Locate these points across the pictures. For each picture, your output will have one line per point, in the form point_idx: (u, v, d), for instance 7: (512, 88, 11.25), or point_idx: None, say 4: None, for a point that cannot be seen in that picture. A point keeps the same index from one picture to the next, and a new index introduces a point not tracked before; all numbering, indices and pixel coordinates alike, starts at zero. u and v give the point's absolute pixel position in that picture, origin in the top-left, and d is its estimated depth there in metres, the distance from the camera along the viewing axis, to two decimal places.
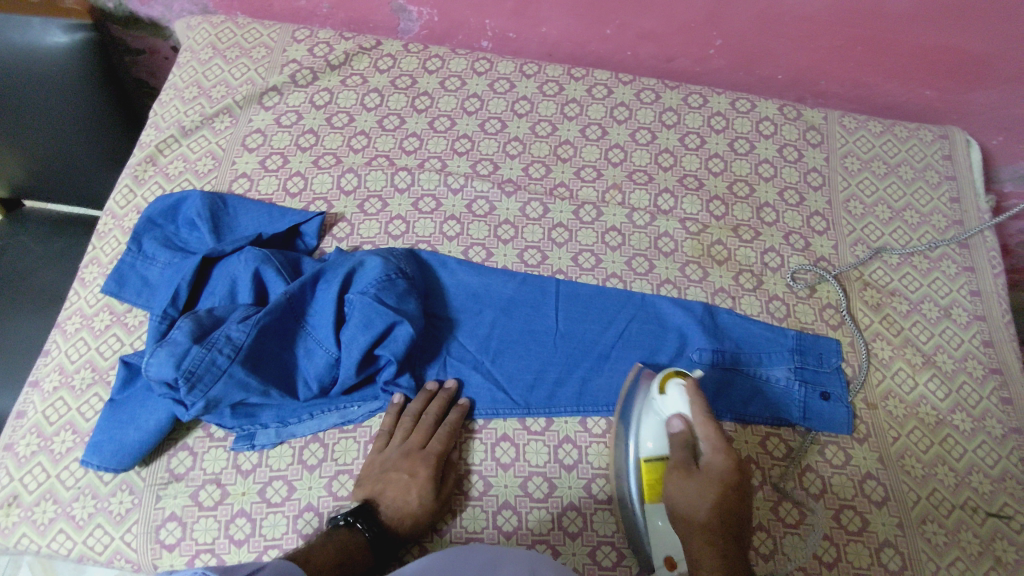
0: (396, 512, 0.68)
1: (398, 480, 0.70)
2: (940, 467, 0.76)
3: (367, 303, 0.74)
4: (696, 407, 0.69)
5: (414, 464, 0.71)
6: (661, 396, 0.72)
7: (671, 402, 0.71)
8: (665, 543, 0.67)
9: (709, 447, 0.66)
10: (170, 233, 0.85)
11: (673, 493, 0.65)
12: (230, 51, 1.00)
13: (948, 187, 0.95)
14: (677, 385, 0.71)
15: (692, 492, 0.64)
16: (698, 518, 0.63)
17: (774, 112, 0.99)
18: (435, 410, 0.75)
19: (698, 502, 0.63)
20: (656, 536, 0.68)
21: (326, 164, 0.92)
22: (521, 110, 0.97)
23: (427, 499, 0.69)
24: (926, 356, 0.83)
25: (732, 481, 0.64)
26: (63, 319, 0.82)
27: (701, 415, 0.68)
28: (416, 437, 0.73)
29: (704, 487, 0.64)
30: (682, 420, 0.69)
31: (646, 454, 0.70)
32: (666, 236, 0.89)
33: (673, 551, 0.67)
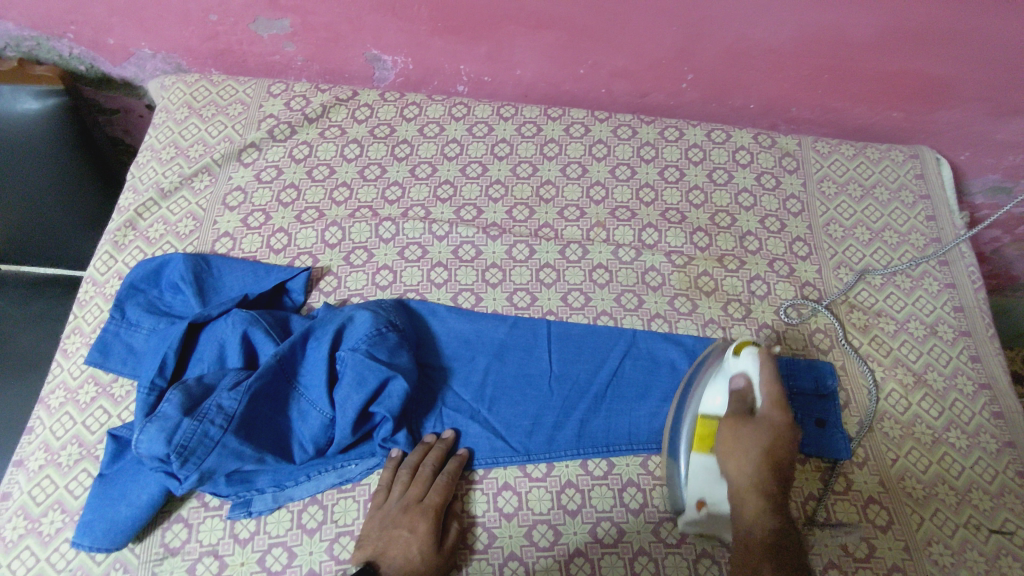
0: (401, 570, 0.67)
1: (399, 537, 0.69)
2: (940, 486, 0.77)
3: (359, 360, 0.74)
4: (768, 375, 0.70)
5: (414, 517, 0.70)
6: (733, 357, 0.73)
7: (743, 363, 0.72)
8: (700, 488, 0.69)
9: (767, 408, 0.69)
10: (154, 297, 0.84)
11: (727, 441, 0.68)
12: (206, 110, 1.00)
13: (923, 206, 0.97)
14: (751, 351, 0.72)
15: (749, 443, 0.67)
16: (744, 471, 0.66)
17: (749, 141, 1.00)
18: (432, 461, 0.74)
19: (748, 454, 0.66)
20: (694, 482, 0.69)
21: (310, 219, 0.91)
22: (501, 153, 0.98)
23: (432, 553, 0.68)
24: (917, 375, 0.84)
25: (785, 441, 0.67)
26: (47, 394, 0.80)
27: (769, 378, 0.70)
28: (414, 490, 0.72)
29: (756, 436, 0.67)
30: (745, 381, 0.71)
31: (709, 407, 0.72)
32: (653, 270, 0.89)
33: (707, 496, 0.69)
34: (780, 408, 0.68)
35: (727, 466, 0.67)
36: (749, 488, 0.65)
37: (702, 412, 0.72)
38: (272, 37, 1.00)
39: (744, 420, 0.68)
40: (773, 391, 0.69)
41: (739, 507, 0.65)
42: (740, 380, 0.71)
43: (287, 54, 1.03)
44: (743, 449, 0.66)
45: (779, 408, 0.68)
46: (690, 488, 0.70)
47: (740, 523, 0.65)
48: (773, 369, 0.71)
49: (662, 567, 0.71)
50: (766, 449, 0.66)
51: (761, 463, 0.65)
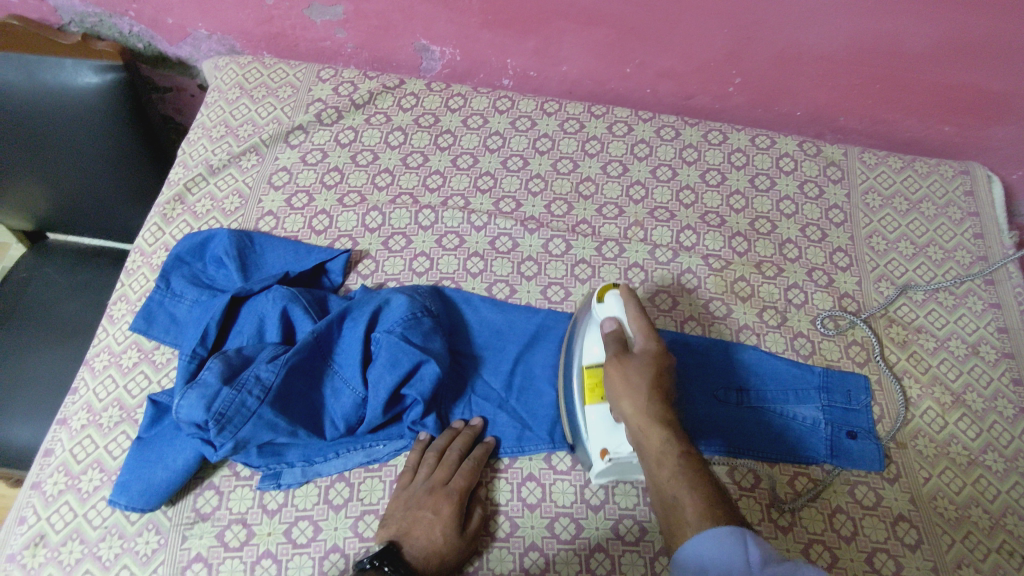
0: (423, 551, 0.67)
1: (423, 518, 0.69)
2: (974, 509, 0.75)
3: (394, 342, 0.75)
4: (635, 311, 0.73)
5: (439, 500, 0.71)
6: (599, 304, 0.76)
7: (609, 307, 0.75)
8: (602, 437, 0.72)
9: (640, 340, 0.72)
10: (198, 270, 0.86)
11: (615, 380, 0.69)
12: (256, 91, 1.02)
13: (971, 224, 0.95)
14: (615, 294, 0.75)
15: (636, 378, 0.68)
16: (637, 404, 0.67)
17: (794, 148, 0.99)
18: (459, 446, 0.75)
19: (637, 388, 0.67)
20: (594, 430, 0.72)
21: (351, 202, 0.93)
22: (542, 148, 0.98)
23: (454, 537, 0.69)
24: (956, 395, 0.82)
25: (662, 365, 0.69)
26: (92, 356, 0.83)
27: (633, 312, 0.73)
28: (440, 473, 0.73)
29: (639, 371, 0.68)
30: (615, 323, 0.74)
31: (590, 359, 0.75)
32: (689, 272, 0.89)
33: (608, 443, 0.71)
34: (652, 338, 0.71)
35: (623, 408, 0.68)
36: (646, 418, 0.66)
37: (585, 364, 0.75)
38: (325, 23, 1.02)
39: (625, 357, 0.70)
40: (642, 326, 0.72)
41: (643, 440, 0.65)
42: (610, 324, 0.73)
43: (338, 40, 1.05)
44: (632, 384, 0.68)
45: (651, 342, 0.71)
46: (594, 440, 0.72)
47: (647, 454, 0.65)
48: (637, 305, 0.74)
49: None
50: (650, 380, 0.68)
51: (651, 393, 0.67)
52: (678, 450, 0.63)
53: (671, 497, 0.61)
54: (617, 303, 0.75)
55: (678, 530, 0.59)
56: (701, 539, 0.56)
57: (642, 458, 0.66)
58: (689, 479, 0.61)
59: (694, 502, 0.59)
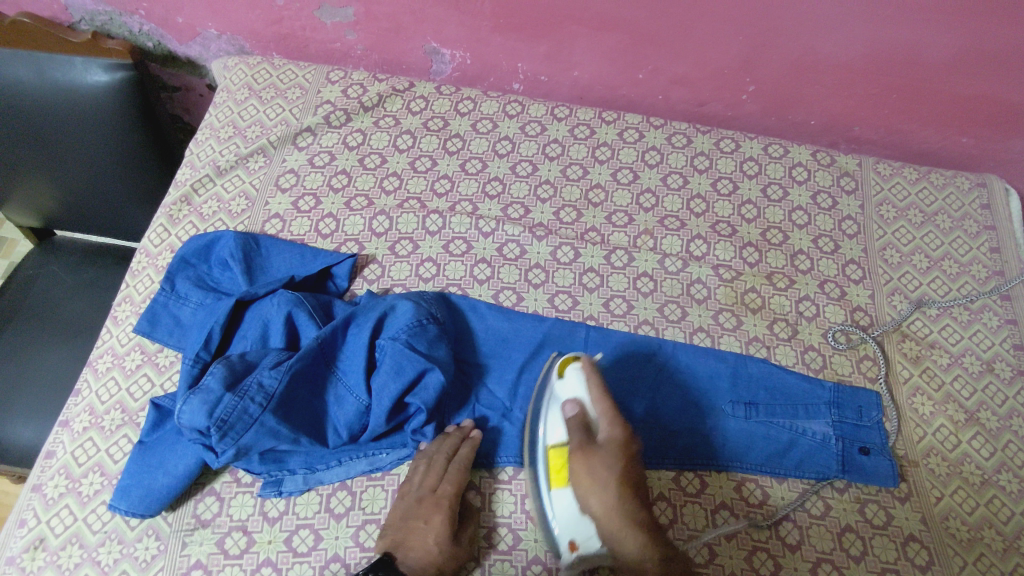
0: (419, 562, 0.67)
1: (416, 528, 0.69)
2: (987, 530, 0.73)
3: (399, 350, 0.74)
4: (597, 392, 0.71)
5: (430, 509, 0.70)
6: (560, 380, 0.74)
7: (571, 387, 0.73)
8: (570, 527, 0.68)
9: (604, 427, 0.70)
10: (203, 272, 0.85)
11: (583, 477, 0.67)
12: (265, 92, 1.02)
13: (987, 237, 0.93)
14: (577, 369, 0.73)
15: (605, 472, 0.67)
16: (608, 505, 0.66)
17: (808, 158, 0.98)
18: (446, 452, 0.73)
19: (606, 486, 0.67)
20: (562, 518, 0.68)
21: (359, 206, 0.92)
22: (552, 153, 0.97)
23: (448, 545, 0.68)
24: (969, 413, 0.80)
25: (629, 456, 0.68)
26: (95, 358, 0.83)
27: (597, 394, 0.71)
28: (428, 480, 0.72)
29: (607, 466, 0.67)
30: (578, 406, 0.71)
31: (553, 441, 0.71)
32: (699, 282, 0.88)
33: (577, 534, 0.68)
34: (615, 424, 0.70)
35: (593, 506, 0.67)
36: (618, 521, 0.66)
37: (549, 445, 0.71)
38: (335, 24, 1.01)
39: (590, 448, 0.68)
40: (606, 411, 0.70)
41: (617, 544, 0.65)
42: (571, 411, 0.71)
43: (348, 42, 1.05)
44: (602, 482, 0.67)
45: (616, 429, 0.69)
46: (562, 528, 0.68)
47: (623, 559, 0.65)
48: (600, 384, 0.72)
49: None
50: (618, 475, 0.67)
51: (621, 492, 0.66)
52: (654, 556, 0.64)
53: None
54: (579, 382, 0.73)
55: None
56: None
57: (617, 560, 0.66)
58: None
59: None
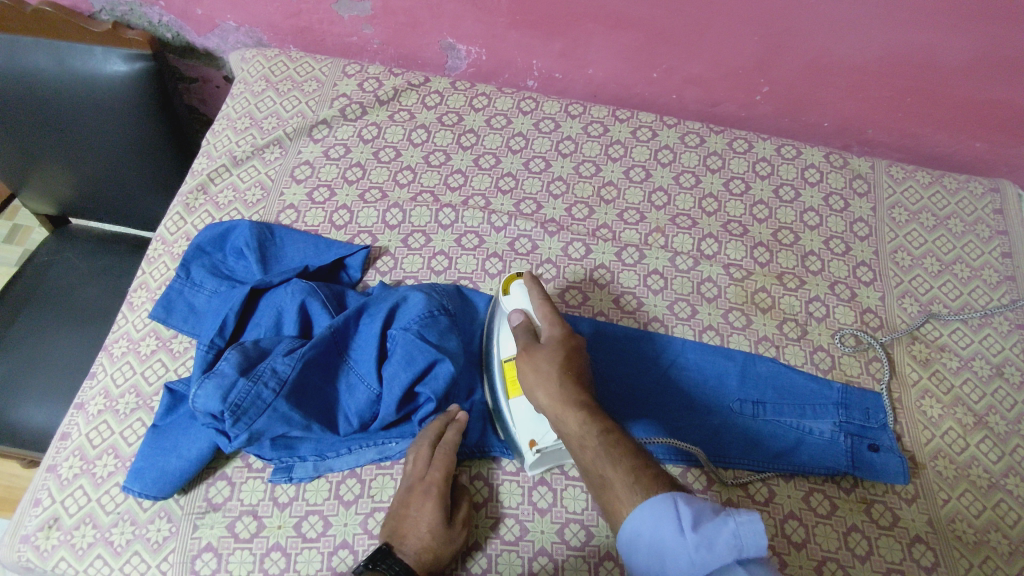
0: (415, 549, 0.66)
1: (409, 517, 0.69)
2: (994, 533, 0.74)
3: (410, 340, 0.75)
4: (539, 298, 0.76)
5: (419, 497, 0.69)
6: (506, 296, 0.79)
7: (516, 300, 0.78)
8: (529, 428, 0.73)
9: (547, 327, 0.74)
10: (218, 260, 0.86)
11: (527, 367, 0.71)
12: (282, 84, 1.03)
13: (999, 242, 0.93)
14: (519, 286, 0.78)
15: (545, 360, 0.70)
16: (551, 390, 0.68)
17: (820, 159, 0.98)
18: (429, 436, 0.72)
19: (548, 375, 0.69)
20: (521, 421, 0.74)
21: (373, 198, 0.93)
22: (565, 150, 0.98)
23: (441, 527, 0.67)
24: (978, 416, 0.80)
25: (569, 350, 0.72)
26: (110, 343, 0.84)
27: (538, 302, 0.76)
28: (415, 469, 0.71)
29: (548, 359, 0.70)
30: (522, 315, 0.76)
31: (506, 355, 0.77)
32: (709, 281, 0.88)
33: (536, 434, 0.73)
34: (557, 325, 0.74)
35: (540, 398, 0.69)
36: (562, 405, 0.67)
37: (504, 359, 0.77)
38: (352, 18, 1.02)
39: (533, 346, 0.72)
40: (548, 314, 0.75)
41: (565, 428, 0.66)
42: (516, 315, 0.76)
43: (364, 36, 1.05)
44: (542, 367, 0.70)
45: (556, 327, 0.74)
46: (521, 431, 0.74)
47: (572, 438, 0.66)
48: (541, 291, 0.77)
49: None
50: (560, 363, 0.70)
51: (562, 379, 0.68)
52: (597, 425, 0.64)
53: (602, 481, 0.62)
54: (523, 295, 0.78)
55: (615, 507, 0.60)
56: (648, 510, 0.57)
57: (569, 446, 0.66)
58: (613, 454, 0.62)
59: (620, 479, 0.60)
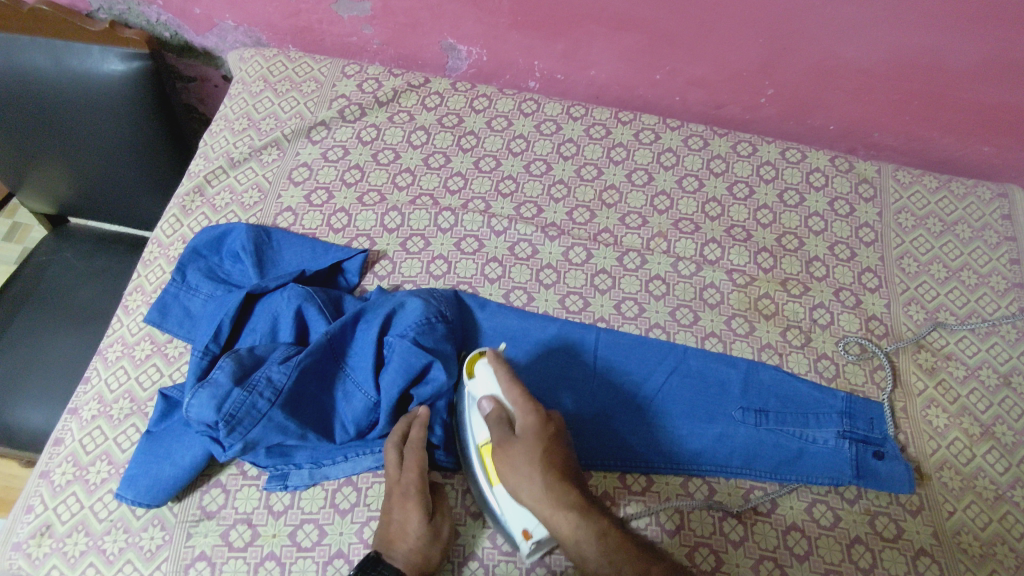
0: (404, 553, 0.65)
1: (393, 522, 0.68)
2: (1000, 546, 0.72)
3: (408, 347, 0.74)
4: (506, 382, 0.69)
5: (398, 501, 0.68)
6: (473, 379, 0.72)
7: (483, 384, 0.71)
8: (520, 518, 0.68)
9: (521, 415, 0.69)
10: (214, 264, 0.85)
11: (507, 472, 0.67)
12: (281, 84, 1.01)
13: (1007, 248, 0.91)
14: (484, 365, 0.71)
15: (525, 464, 0.66)
16: (537, 493, 0.65)
17: (826, 163, 0.97)
18: (396, 440, 0.71)
19: (531, 477, 0.66)
20: (510, 512, 0.69)
21: (371, 201, 0.92)
22: (567, 153, 0.97)
23: (425, 527, 0.67)
24: (985, 426, 0.79)
25: (549, 439, 0.67)
26: (105, 347, 0.83)
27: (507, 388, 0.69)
28: (390, 475, 0.70)
29: (526, 459, 0.66)
30: (493, 402, 0.70)
31: (482, 441, 0.71)
32: (712, 287, 0.87)
33: (528, 523, 0.68)
34: (531, 411, 0.68)
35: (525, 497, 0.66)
36: (551, 512, 0.65)
37: (480, 444, 0.71)
38: (351, 18, 1.01)
39: (508, 442, 0.67)
40: (521, 399, 0.69)
41: (557, 530, 0.65)
42: (486, 406, 0.69)
43: (364, 36, 1.04)
44: (525, 473, 0.66)
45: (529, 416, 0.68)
46: (512, 520, 0.69)
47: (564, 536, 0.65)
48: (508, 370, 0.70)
49: None
50: (541, 461, 0.66)
51: (546, 481, 0.65)
52: (592, 527, 0.64)
53: None
54: (489, 379, 0.70)
55: None
56: None
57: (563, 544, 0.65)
58: (614, 555, 0.63)
59: None
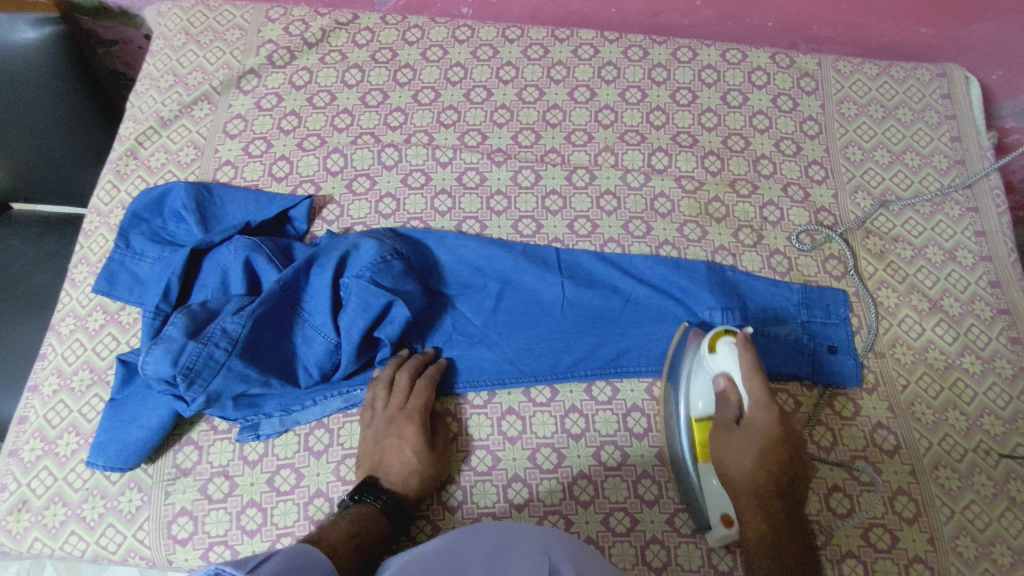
0: (401, 475, 0.68)
1: (392, 445, 0.70)
2: (951, 412, 0.76)
3: (363, 287, 0.72)
4: (748, 369, 0.65)
5: (402, 423, 0.70)
6: (711, 354, 0.69)
7: (723, 361, 0.68)
8: (721, 503, 0.68)
9: (753, 408, 0.65)
10: (157, 226, 0.83)
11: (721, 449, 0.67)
12: (203, 36, 0.97)
13: (948, 127, 0.92)
14: (728, 343, 0.68)
15: (742, 445, 0.65)
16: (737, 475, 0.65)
17: (767, 61, 0.96)
18: (407, 369, 0.73)
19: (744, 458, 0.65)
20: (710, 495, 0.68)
21: (311, 146, 0.90)
22: (506, 76, 0.95)
23: (426, 453, 0.70)
24: (933, 301, 0.82)
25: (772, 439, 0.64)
26: (57, 321, 0.81)
27: (748, 372, 0.65)
28: (395, 399, 0.72)
29: (741, 447, 0.65)
30: (727, 380, 0.68)
31: (697, 415, 0.70)
32: (662, 196, 0.87)
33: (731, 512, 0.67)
34: (764, 407, 0.64)
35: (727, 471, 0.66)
36: (744, 487, 0.65)
37: (694, 417, 0.70)
38: None
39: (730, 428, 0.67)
40: (756, 389, 0.65)
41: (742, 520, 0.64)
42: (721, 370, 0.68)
43: None
44: (738, 451, 0.65)
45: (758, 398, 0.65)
46: (712, 503, 0.68)
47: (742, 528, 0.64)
48: (753, 356, 0.66)
49: (665, 489, 0.72)
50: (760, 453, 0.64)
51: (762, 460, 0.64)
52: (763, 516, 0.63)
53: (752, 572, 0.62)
54: (730, 356, 0.67)
55: None
56: None
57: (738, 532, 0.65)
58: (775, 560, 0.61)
59: None
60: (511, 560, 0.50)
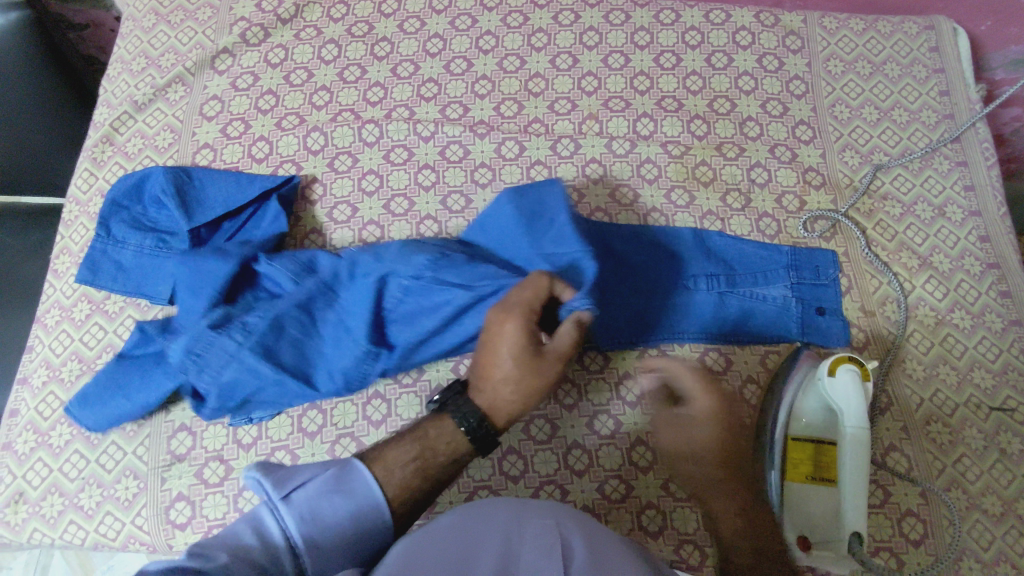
0: (500, 383, 0.63)
1: (495, 344, 0.63)
2: (942, 367, 0.76)
3: (425, 288, 0.70)
4: (861, 401, 0.67)
5: (500, 320, 0.63)
6: (829, 378, 0.69)
7: (842, 388, 0.68)
8: (802, 524, 0.68)
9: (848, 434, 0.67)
10: (138, 213, 0.81)
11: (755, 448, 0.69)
12: (174, 15, 0.95)
13: (936, 81, 0.91)
14: (850, 371, 0.69)
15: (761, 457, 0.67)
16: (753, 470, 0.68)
17: (751, 20, 0.94)
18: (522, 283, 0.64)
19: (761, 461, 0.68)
20: (790, 511, 0.69)
21: (290, 125, 0.88)
22: (486, 46, 0.93)
23: (527, 359, 0.62)
24: (923, 258, 0.81)
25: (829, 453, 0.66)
26: (43, 313, 0.80)
27: (863, 402, 0.67)
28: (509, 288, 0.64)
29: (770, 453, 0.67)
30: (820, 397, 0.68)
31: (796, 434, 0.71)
32: (648, 162, 0.86)
33: (812, 533, 0.68)
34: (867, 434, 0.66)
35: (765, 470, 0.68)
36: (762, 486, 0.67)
37: (792, 436, 0.71)
38: None
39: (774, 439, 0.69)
40: (863, 419, 0.67)
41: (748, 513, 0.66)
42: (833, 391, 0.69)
43: None
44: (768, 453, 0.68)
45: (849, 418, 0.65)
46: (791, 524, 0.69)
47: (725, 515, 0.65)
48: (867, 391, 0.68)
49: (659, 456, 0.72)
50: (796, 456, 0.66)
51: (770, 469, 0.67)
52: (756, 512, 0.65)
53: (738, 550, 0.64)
54: (850, 385, 0.68)
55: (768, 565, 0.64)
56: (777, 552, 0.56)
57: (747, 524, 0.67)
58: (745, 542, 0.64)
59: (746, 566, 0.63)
60: (525, 539, 0.51)
